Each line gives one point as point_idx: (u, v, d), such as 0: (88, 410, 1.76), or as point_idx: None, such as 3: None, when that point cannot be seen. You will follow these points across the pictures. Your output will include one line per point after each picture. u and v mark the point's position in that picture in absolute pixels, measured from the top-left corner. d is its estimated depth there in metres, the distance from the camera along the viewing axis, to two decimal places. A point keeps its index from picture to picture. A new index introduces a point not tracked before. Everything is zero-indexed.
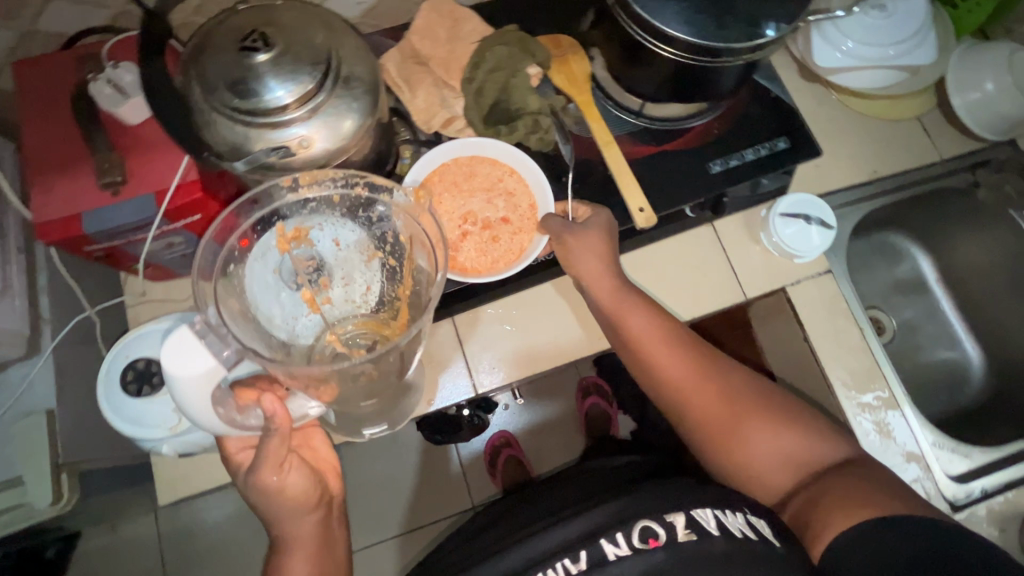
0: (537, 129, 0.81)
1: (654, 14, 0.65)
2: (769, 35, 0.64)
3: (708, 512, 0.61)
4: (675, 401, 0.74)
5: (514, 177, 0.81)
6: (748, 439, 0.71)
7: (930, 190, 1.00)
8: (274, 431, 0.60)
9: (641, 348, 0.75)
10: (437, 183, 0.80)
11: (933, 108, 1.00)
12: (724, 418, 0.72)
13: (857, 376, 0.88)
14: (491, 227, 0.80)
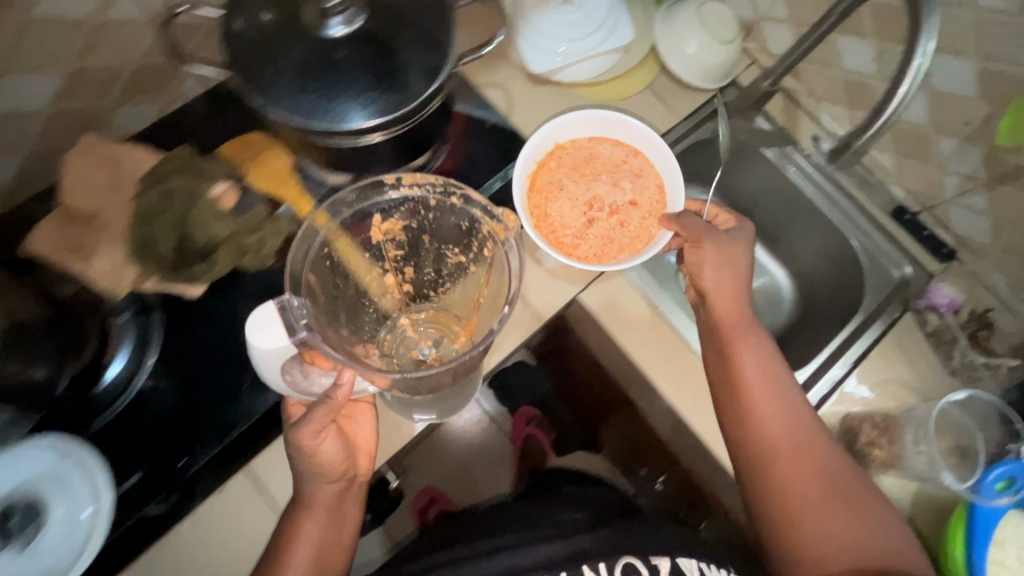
0: (243, 252, 0.72)
1: (335, 118, 0.59)
2: (448, 69, 0.62)
3: (693, 564, 0.83)
4: (765, 446, 0.80)
5: (638, 158, 0.92)
6: (807, 498, 0.77)
7: (682, 147, 1.04)
8: (328, 404, 0.65)
9: (745, 385, 0.81)
10: (557, 168, 0.92)
11: (658, 74, 1.03)
12: (789, 470, 0.78)
13: (664, 352, 0.91)
14: (618, 211, 0.91)
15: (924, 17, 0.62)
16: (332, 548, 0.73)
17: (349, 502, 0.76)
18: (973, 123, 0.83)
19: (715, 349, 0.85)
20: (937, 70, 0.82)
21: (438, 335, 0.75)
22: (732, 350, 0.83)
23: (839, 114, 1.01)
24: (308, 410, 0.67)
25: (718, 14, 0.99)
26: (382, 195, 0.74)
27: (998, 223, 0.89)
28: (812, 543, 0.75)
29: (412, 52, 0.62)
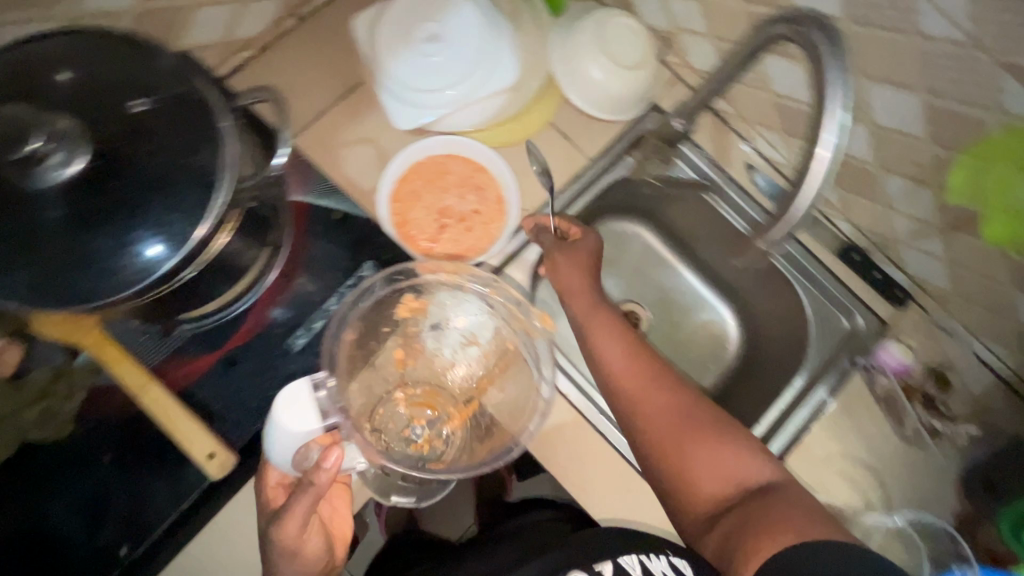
0: (38, 422, 0.61)
1: (83, 295, 0.46)
2: (220, 195, 0.48)
3: (635, 559, 0.62)
4: (638, 404, 0.70)
5: (484, 173, 0.81)
6: (682, 445, 0.66)
7: (596, 189, 0.87)
8: (308, 487, 0.54)
9: (616, 370, 0.71)
10: (412, 179, 0.80)
11: (561, 106, 0.87)
12: (658, 421, 0.68)
13: (582, 453, 0.76)
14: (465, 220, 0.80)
15: (833, 98, 0.47)
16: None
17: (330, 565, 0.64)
18: (922, 165, 0.68)
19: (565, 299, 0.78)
20: (878, 103, 0.67)
21: (433, 416, 0.67)
22: (592, 345, 0.73)
23: (775, 140, 0.85)
24: (292, 491, 0.55)
25: (624, 31, 0.82)
26: (412, 273, 0.68)
27: (956, 270, 0.76)
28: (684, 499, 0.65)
29: (168, 185, 0.47)
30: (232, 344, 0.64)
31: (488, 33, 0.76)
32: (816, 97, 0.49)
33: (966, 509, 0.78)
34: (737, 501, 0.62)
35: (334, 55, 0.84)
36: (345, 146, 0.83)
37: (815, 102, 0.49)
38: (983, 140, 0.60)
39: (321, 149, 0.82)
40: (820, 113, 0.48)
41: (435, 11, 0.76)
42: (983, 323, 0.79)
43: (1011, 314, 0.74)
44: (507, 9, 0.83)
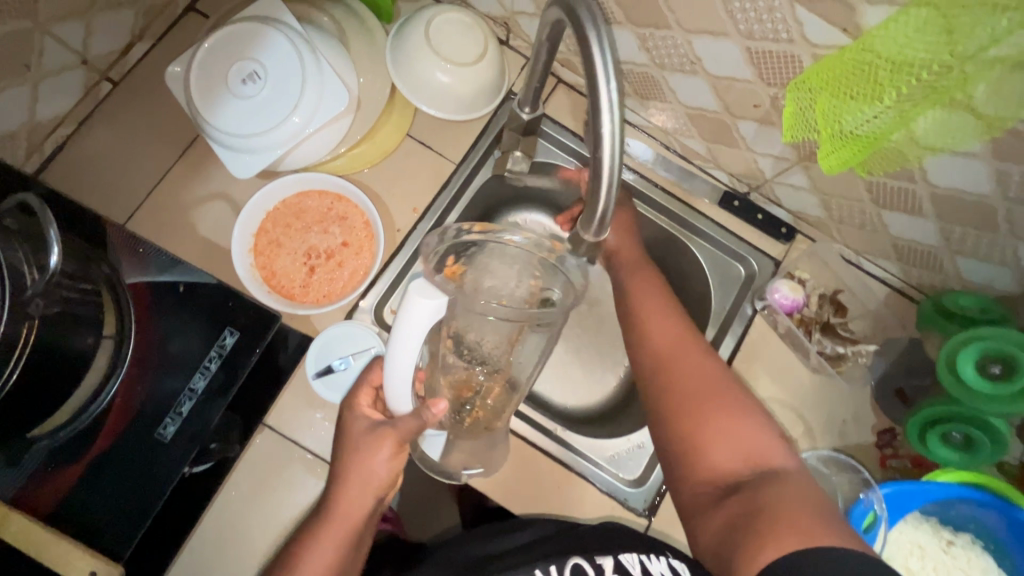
0: None
1: None
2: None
3: (636, 558, 0.62)
4: (661, 349, 0.66)
5: (343, 202, 0.77)
6: (699, 395, 0.62)
7: (470, 193, 0.85)
8: (414, 414, 0.59)
9: (666, 358, 0.65)
10: (271, 229, 0.75)
11: (414, 117, 0.85)
12: (684, 381, 0.63)
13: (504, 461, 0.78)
14: (336, 255, 0.76)
15: (602, 90, 0.44)
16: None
17: (366, 530, 0.63)
18: (763, 106, 0.68)
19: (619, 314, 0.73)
20: (706, 54, 0.66)
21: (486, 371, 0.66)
22: (641, 335, 0.69)
23: (634, 105, 0.85)
24: (399, 414, 0.60)
25: (454, 27, 0.79)
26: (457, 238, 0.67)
27: (825, 199, 0.77)
28: (692, 464, 0.59)
29: None
30: (98, 447, 0.60)
31: (306, 58, 0.71)
32: (588, 88, 0.44)
33: (884, 422, 0.80)
34: (747, 476, 0.56)
35: (163, 112, 0.79)
36: (195, 206, 0.78)
37: (590, 98, 0.44)
38: (803, 73, 0.60)
39: (171, 215, 0.77)
40: (596, 106, 0.44)
41: (248, 47, 0.71)
42: (863, 243, 0.80)
43: (882, 229, 0.76)
44: (332, 28, 0.79)
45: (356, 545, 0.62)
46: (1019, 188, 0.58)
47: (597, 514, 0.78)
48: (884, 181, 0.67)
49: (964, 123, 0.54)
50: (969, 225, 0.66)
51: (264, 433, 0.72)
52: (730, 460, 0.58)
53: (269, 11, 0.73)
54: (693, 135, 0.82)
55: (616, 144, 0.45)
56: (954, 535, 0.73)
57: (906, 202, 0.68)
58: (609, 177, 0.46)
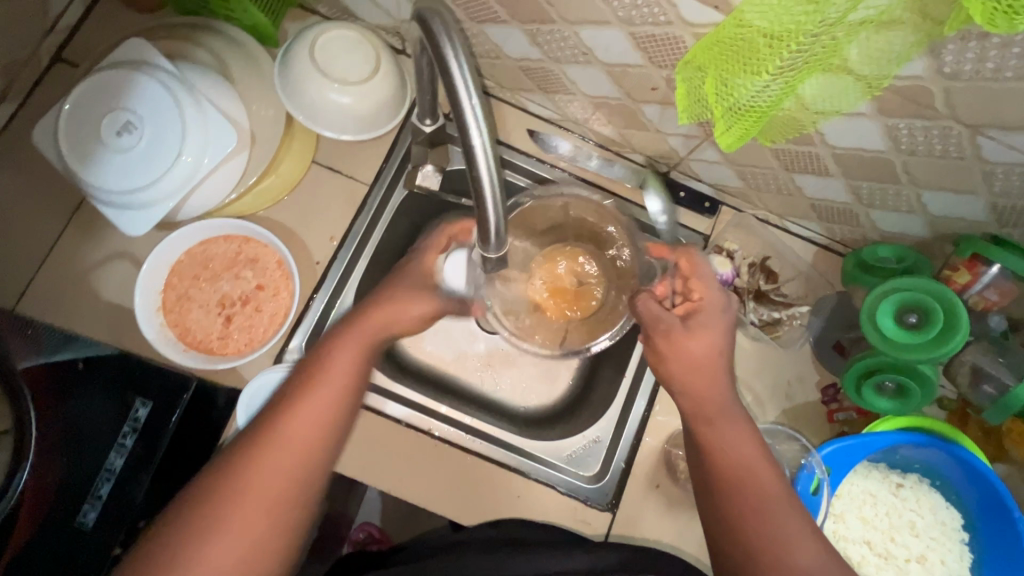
0: None
1: None
2: None
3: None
4: (743, 482, 0.59)
5: (252, 243, 0.73)
6: (770, 534, 0.57)
7: (389, 210, 0.82)
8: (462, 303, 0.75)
9: (728, 481, 0.59)
10: (179, 283, 0.71)
11: (317, 142, 0.81)
12: (755, 507, 0.58)
13: (462, 479, 0.77)
14: (252, 299, 0.73)
15: (465, 106, 0.41)
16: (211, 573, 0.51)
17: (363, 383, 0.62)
18: (660, 88, 0.67)
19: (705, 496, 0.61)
20: (595, 44, 0.65)
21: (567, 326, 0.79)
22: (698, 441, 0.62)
23: (543, 100, 0.83)
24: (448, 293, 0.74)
25: (341, 44, 0.75)
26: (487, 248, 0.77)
27: (740, 170, 0.77)
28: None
29: None
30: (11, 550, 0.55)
31: (184, 101, 0.67)
32: (451, 104, 0.42)
33: (826, 378, 0.82)
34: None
35: (43, 174, 0.74)
36: (93, 271, 0.73)
37: (455, 116, 0.42)
38: (688, 52, 0.58)
39: (66, 284, 0.72)
40: (463, 125, 0.42)
41: (117, 95, 0.67)
42: (783, 207, 0.81)
43: (798, 192, 0.76)
44: (210, 61, 0.74)
45: (351, 402, 0.60)
46: (910, 140, 0.58)
47: (564, 516, 0.77)
48: (788, 148, 0.67)
49: (846, 87, 0.54)
50: (874, 179, 0.67)
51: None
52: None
53: (141, 55, 0.68)
54: (604, 122, 0.81)
55: (490, 163, 0.43)
56: (902, 480, 0.75)
57: (812, 164, 0.69)
58: (492, 194, 0.45)
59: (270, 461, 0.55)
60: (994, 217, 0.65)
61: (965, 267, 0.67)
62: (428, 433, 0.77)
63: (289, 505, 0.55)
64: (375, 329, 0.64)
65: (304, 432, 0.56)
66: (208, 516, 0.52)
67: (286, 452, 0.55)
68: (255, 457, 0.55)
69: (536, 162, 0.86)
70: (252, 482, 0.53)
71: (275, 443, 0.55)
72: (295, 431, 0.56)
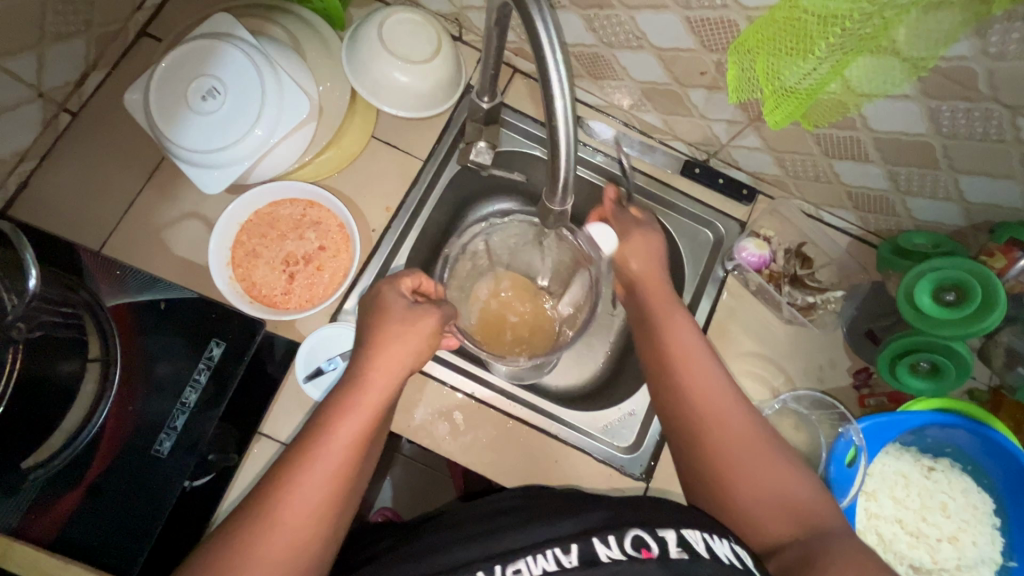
0: None
1: None
2: (31, 284, 0.54)
3: (698, 534, 0.57)
4: (682, 355, 0.69)
5: (316, 207, 0.78)
6: (688, 388, 0.67)
7: (442, 186, 0.87)
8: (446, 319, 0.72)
9: (677, 355, 0.69)
10: (248, 241, 0.76)
11: (378, 118, 0.86)
12: (683, 358, 0.68)
13: (502, 441, 0.80)
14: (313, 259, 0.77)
15: (550, 62, 0.46)
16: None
17: (389, 413, 0.62)
18: (708, 73, 0.71)
19: (658, 380, 0.70)
20: (650, 29, 0.69)
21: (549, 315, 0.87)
22: (651, 324, 0.73)
23: (590, 87, 0.87)
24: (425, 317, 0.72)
25: (406, 26, 0.81)
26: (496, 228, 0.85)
27: (779, 156, 0.81)
28: (680, 432, 0.67)
29: None
30: (95, 471, 0.60)
31: (264, 69, 0.72)
32: (538, 65, 0.47)
33: (858, 363, 0.84)
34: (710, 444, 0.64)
35: (127, 137, 0.79)
36: (167, 227, 0.77)
37: (540, 74, 0.47)
38: (740, 36, 0.63)
39: (142, 240, 0.76)
40: (547, 82, 0.47)
41: (205, 64, 0.72)
42: (820, 195, 0.84)
43: (835, 180, 0.80)
44: (286, 39, 0.80)
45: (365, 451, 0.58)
46: (951, 123, 0.62)
47: (600, 484, 0.79)
48: (830, 132, 0.71)
49: (891, 69, 0.57)
50: (912, 165, 0.70)
51: (261, 444, 0.66)
52: (718, 416, 0.65)
53: (225, 29, 0.74)
54: (648, 109, 0.86)
55: (569, 120, 0.49)
56: (932, 463, 0.77)
57: (852, 149, 0.72)
58: (567, 149, 0.50)
59: (310, 479, 0.54)
60: None
61: (1001, 253, 0.69)
62: (470, 396, 0.80)
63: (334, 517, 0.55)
64: (408, 344, 0.62)
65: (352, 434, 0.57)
66: (253, 542, 0.51)
67: (309, 500, 0.53)
68: (279, 506, 0.53)
69: (581, 146, 0.90)
70: (308, 486, 0.54)
71: (299, 489, 0.53)
72: (316, 479, 0.54)
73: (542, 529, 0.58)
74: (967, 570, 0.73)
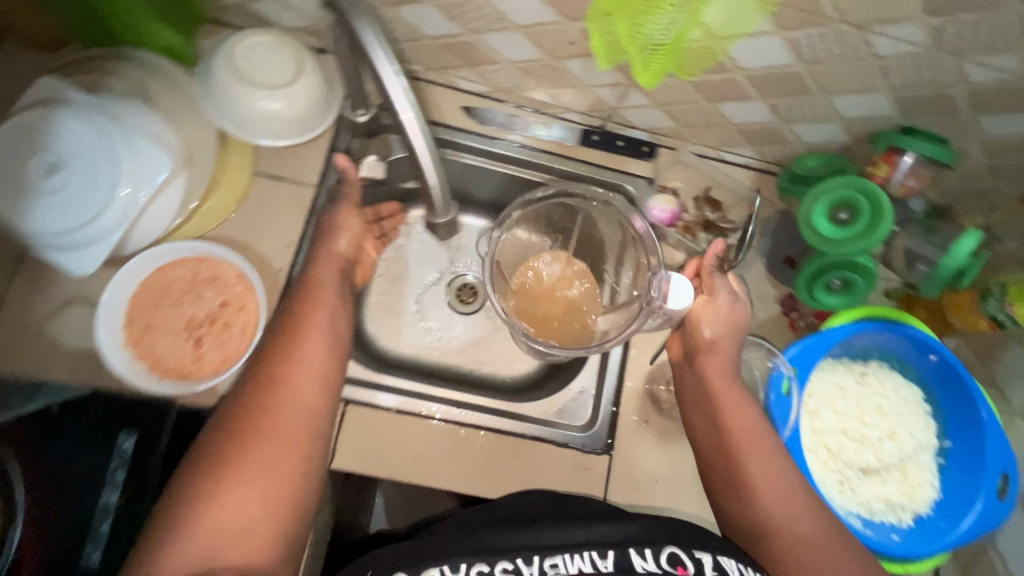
0: None
1: None
2: None
3: (735, 564, 0.60)
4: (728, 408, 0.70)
5: (208, 263, 0.73)
6: (738, 443, 0.68)
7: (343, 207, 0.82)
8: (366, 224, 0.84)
9: (720, 401, 0.70)
10: (142, 315, 0.70)
11: (256, 152, 0.81)
12: (729, 412, 0.70)
13: (461, 452, 0.78)
14: (217, 317, 0.72)
15: None
16: (240, 536, 0.54)
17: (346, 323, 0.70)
18: (577, 42, 0.70)
19: (701, 417, 0.72)
20: (508, 8, 0.67)
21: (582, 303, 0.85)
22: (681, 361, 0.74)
23: (469, 75, 0.84)
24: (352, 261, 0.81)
25: (257, 49, 0.75)
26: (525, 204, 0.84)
27: (668, 109, 0.81)
28: (720, 473, 0.69)
29: None
30: None
31: (106, 130, 0.66)
32: None
33: (783, 290, 0.86)
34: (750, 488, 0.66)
35: None
36: (50, 319, 0.70)
37: None
38: (595, 0, 0.61)
39: (17, 341, 0.68)
40: None
41: (39, 140, 0.66)
42: (716, 138, 0.86)
43: (725, 121, 0.81)
44: (128, 88, 0.73)
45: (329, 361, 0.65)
46: (811, 49, 0.63)
47: (566, 469, 0.79)
48: (706, 78, 0.71)
49: (743, 8, 0.58)
50: (788, 94, 0.71)
51: None
52: (770, 474, 0.66)
53: (52, 99, 0.68)
54: (533, 86, 0.84)
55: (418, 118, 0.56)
56: (863, 368, 0.81)
57: (731, 90, 0.73)
58: None
59: (279, 397, 0.60)
60: (899, 110, 0.70)
61: (883, 160, 0.72)
62: (417, 415, 0.79)
63: (300, 472, 0.59)
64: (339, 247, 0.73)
65: (310, 387, 0.62)
66: (241, 453, 0.57)
67: (282, 407, 0.60)
68: (257, 425, 0.58)
69: (475, 136, 0.88)
70: (279, 402, 0.60)
71: (270, 403, 0.60)
72: (285, 394, 0.60)
73: (584, 531, 0.61)
74: (910, 460, 0.78)
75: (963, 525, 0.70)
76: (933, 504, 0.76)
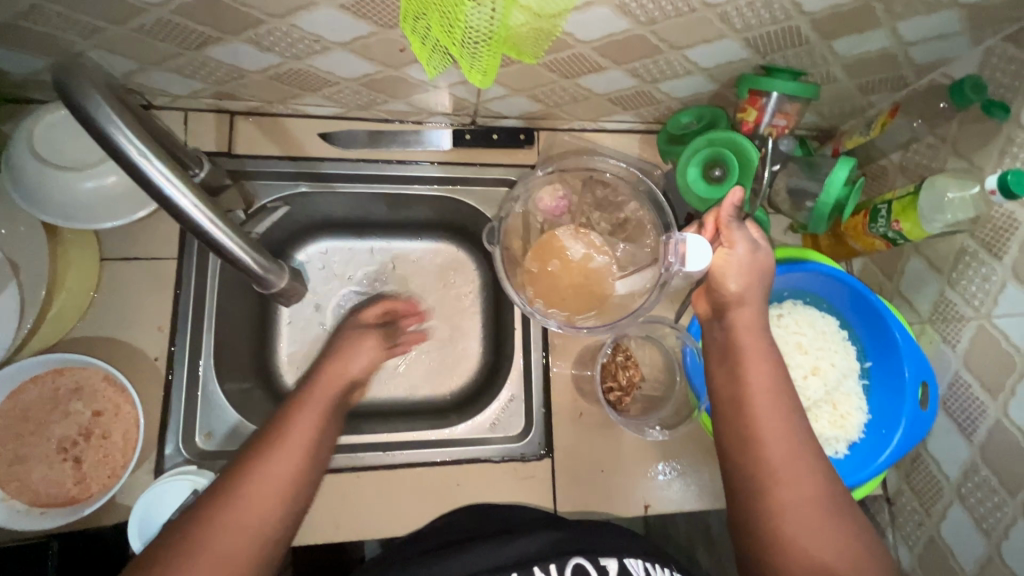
0: None
1: None
2: None
3: (641, 564, 0.63)
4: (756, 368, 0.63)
5: (68, 373, 0.67)
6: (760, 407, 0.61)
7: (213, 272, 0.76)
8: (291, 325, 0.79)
9: (744, 358, 0.64)
10: (8, 447, 0.64)
11: (100, 236, 0.73)
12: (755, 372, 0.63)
13: (398, 494, 0.75)
14: (94, 430, 0.67)
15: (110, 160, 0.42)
16: None
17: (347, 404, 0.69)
18: (406, 48, 0.64)
19: (719, 375, 0.66)
20: (319, 29, 0.60)
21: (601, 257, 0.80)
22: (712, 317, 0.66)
23: (316, 101, 0.78)
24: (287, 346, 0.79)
25: (67, 126, 0.68)
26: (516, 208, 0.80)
27: (531, 94, 0.77)
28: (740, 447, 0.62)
29: None
30: None
31: None
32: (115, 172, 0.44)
33: None
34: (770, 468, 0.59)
35: None
36: None
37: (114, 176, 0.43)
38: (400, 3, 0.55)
39: None
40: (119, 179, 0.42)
41: None
42: (589, 111, 0.82)
43: (591, 94, 0.77)
44: None
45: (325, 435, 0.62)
46: (644, 11, 0.59)
47: (510, 481, 0.78)
48: (553, 58, 0.67)
49: None
50: (641, 57, 0.68)
51: None
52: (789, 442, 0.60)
53: None
54: (387, 99, 0.77)
55: (221, 227, 0.54)
56: (779, 313, 0.81)
57: (583, 64, 0.69)
58: None
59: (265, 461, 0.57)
60: (754, 51, 0.68)
61: (750, 104, 0.71)
62: (342, 468, 0.75)
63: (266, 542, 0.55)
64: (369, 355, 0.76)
65: (285, 467, 0.57)
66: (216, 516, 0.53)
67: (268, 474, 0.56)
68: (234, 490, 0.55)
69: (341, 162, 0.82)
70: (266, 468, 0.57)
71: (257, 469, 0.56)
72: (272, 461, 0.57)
73: (496, 554, 0.64)
74: (838, 389, 0.79)
75: (894, 441, 0.72)
76: (865, 426, 0.77)
